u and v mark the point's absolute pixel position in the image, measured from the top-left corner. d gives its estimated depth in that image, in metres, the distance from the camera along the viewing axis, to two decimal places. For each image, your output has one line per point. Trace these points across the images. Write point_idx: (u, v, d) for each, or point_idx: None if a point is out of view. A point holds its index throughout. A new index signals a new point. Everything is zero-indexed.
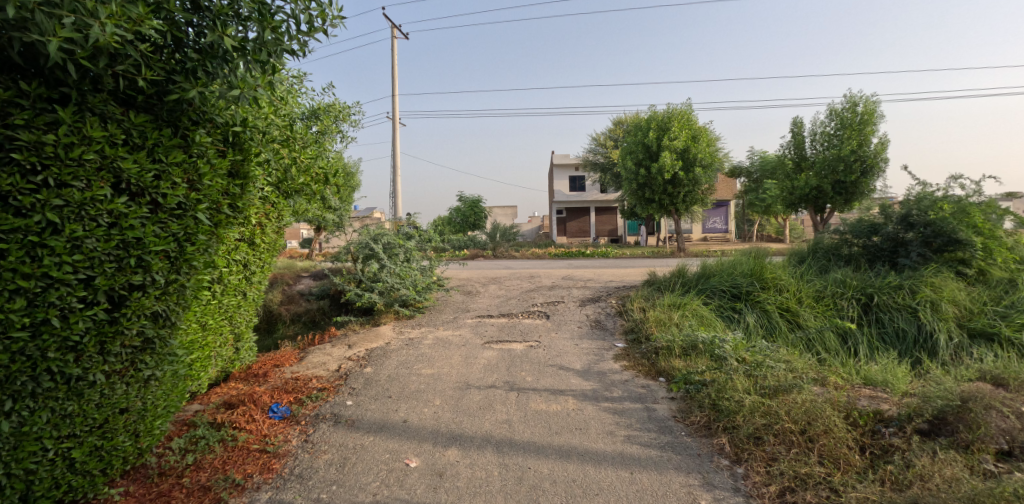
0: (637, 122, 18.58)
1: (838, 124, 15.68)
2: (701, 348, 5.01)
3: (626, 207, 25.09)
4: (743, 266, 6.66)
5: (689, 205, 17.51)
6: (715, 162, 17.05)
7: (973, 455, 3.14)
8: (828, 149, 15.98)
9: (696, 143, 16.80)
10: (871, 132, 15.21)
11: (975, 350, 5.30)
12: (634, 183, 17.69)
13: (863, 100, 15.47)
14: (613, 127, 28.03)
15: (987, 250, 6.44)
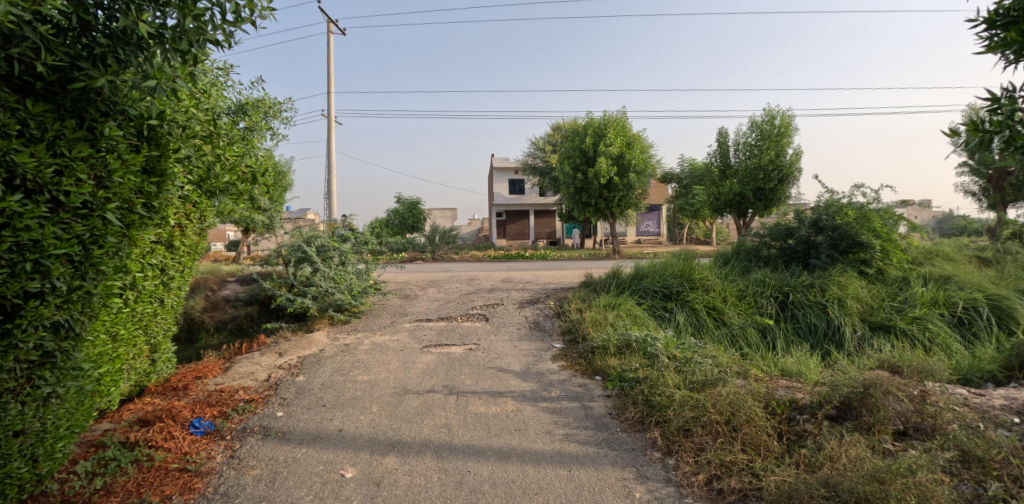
0: (575, 127, 19.03)
1: (759, 135, 16.83)
2: (635, 346, 5.20)
3: (563, 211, 25.64)
4: (674, 267, 7.01)
5: (624, 208, 18.14)
6: (648, 168, 17.74)
7: (874, 436, 3.45)
8: (750, 158, 17.09)
9: (631, 149, 17.45)
10: (787, 144, 16.47)
11: (875, 341, 5.84)
12: (571, 188, 18.09)
13: (780, 113, 16.70)
14: (552, 133, 28.43)
15: (884, 251, 7.14)
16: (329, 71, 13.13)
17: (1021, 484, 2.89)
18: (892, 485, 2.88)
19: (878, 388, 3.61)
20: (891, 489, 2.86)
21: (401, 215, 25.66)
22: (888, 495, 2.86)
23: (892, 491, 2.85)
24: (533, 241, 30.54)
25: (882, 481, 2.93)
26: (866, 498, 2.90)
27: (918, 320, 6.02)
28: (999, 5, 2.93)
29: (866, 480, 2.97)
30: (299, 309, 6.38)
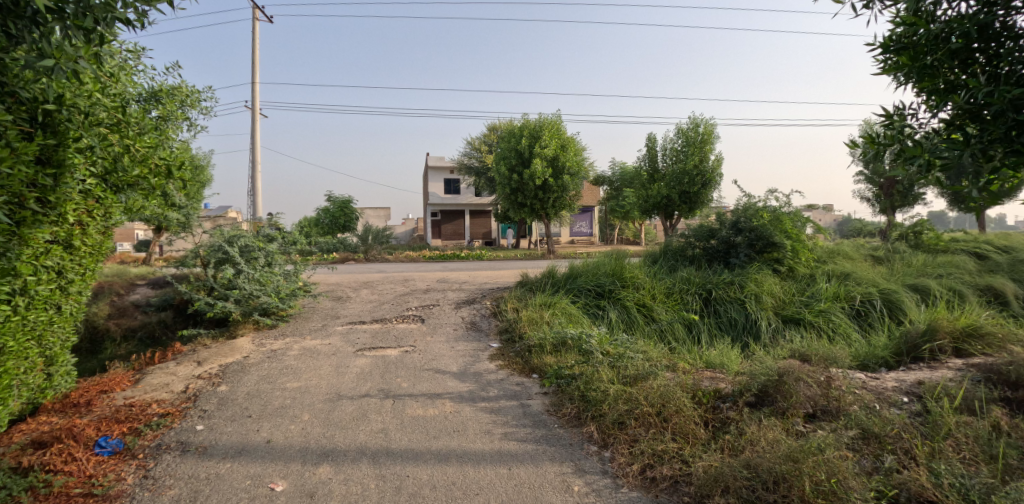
0: (510, 128, 19.19)
1: (684, 141, 17.84)
2: (570, 343, 5.34)
3: (499, 211, 25.75)
4: (606, 267, 7.27)
5: (559, 209, 18.39)
6: (581, 170, 18.17)
7: (788, 419, 3.77)
8: (676, 163, 18.04)
9: (565, 152, 17.84)
10: (709, 150, 17.56)
11: (787, 332, 6.33)
12: (507, 188, 18.19)
13: (704, 121, 17.79)
14: (488, 133, 28.39)
15: (794, 251, 7.80)
16: (255, 60, 12.31)
17: (910, 456, 3.25)
18: (805, 463, 3.15)
19: (790, 375, 3.96)
20: (804, 467, 3.11)
21: (331, 215, 24.22)
22: (801, 473, 3.10)
23: (804, 468, 3.11)
24: (467, 240, 30.37)
25: (796, 460, 3.18)
26: (782, 476, 3.14)
27: (823, 313, 6.59)
28: (892, 32, 3.31)
29: (782, 460, 3.22)
30: (219, 314, 5.97)
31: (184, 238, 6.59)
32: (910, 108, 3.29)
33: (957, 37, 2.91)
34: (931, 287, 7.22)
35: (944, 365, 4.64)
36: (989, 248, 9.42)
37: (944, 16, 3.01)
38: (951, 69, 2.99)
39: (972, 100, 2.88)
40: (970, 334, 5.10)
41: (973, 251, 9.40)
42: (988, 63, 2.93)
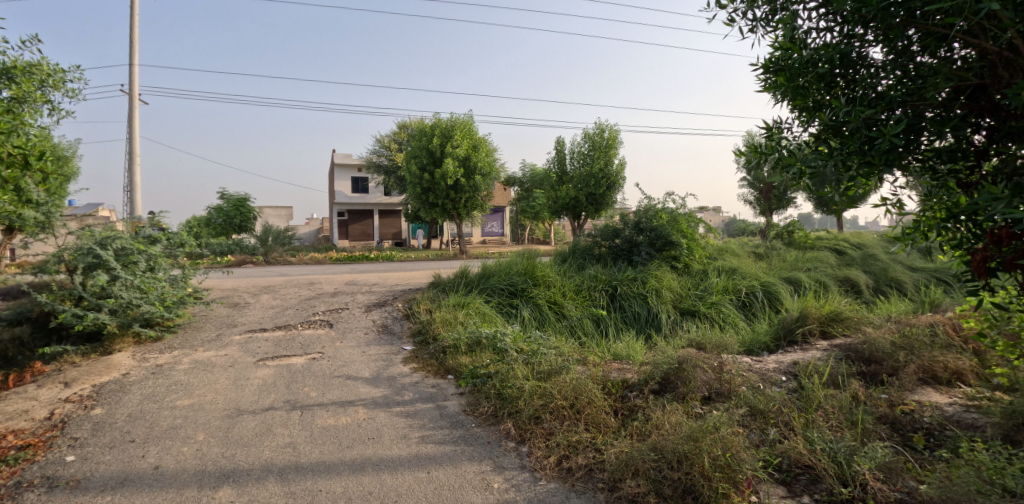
0: (421, 125, 18.43)
1: (590, 145, 18.57)
2: (485, 343, 5.38)
3: (409, 211, 25.11)
4: (517, 266, 7.46)
5: (470, 209, 18.42)
6: (492, 171, 18.20)
7: (688, 403, 4.10)
8: (583, 166, 18.75)
9: (476, 152, 17.71)
10: (613, 154, 18.47)
11: (684, 324, 6.84)
12: (417, 188, 17.76)
13: (609, 127, 18.63)
14: (399, 130, 27.24)
15: (689, 248, 8.46)
16: (134, 38, 10.83)
17: (790, 427, 3.68)
18: (703, 441, 3.22)
19: (688, 363, 4.34)
20: (703, 445, 3.19)
21: (226, 215, 21.64)
22: (700, 451, 3.18)
23: (703, 446, 3.18)
24: (377, 241, 29.57)
25: (696, 440, 3.25)
26: (684, 455, 3.21)
27: (714, 305, 7.21)
28: (772, 56, 3.38)
29: (684, 441, 3.28)
30: (89, 327, 5.28)
31: (41, 240, 5.64)
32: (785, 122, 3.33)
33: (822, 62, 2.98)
34: (801, 280, 8.20)
35: (813, 346, 5.36)
36: (846, 246, 10.93)
37: (814, 43, 3.08)
38: (817, 89, 3.07)
39: (834, 118, 2.93)
40: (833, 319, 5.91)
41: (833, 248, 10.86)
42: (849, 87, 3.03)
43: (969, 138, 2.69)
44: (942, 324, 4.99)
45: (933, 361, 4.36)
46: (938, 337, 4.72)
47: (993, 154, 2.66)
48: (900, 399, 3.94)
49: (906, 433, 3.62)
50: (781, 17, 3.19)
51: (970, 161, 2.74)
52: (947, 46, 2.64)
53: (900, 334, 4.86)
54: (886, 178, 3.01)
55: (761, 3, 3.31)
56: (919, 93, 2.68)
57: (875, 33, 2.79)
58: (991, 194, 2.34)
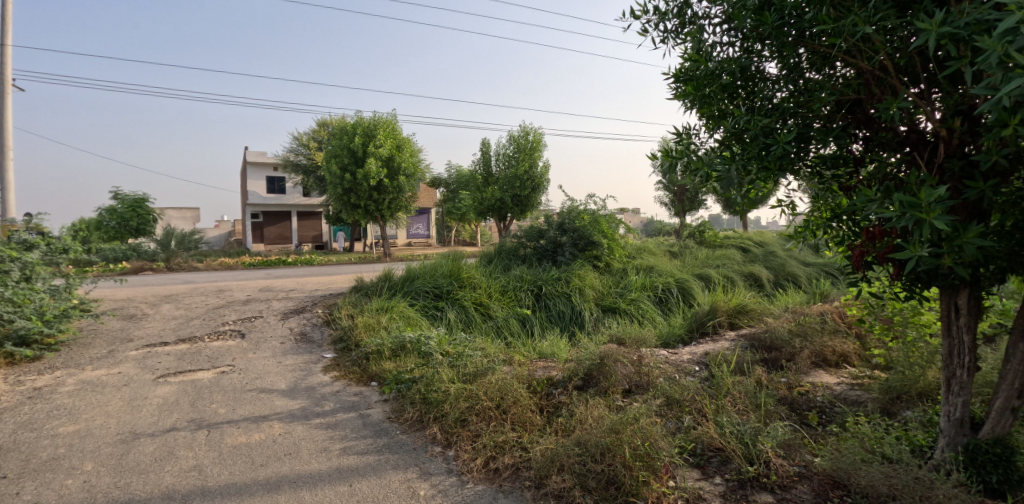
0: (342, 123, 17.76)
1: (515, 147, 18.75)
2: (409, 347, 5.27)
3: (331, 213, 24.18)
4: (442, 268, 7.43)
5: (394, 210, 17.99)
6: (416, 172, 17.93)
7: (610, 396, 4.21)
8: (508, 168, 18.90)
9: (400, 152, 17.36)
10: (537, 157, 18.78)
11: (606, 321, 7.04)
12: (337, 188, 17.10)
13: (533, 130, 18.91)
14: (318, 129, 26.11)
15: (610, 248, 8.77)
16: (6, 20, 9.65)
17: (703, 413, 3.86)
18: (625, 432, 3.27)
19: (610, 358, 4.49)
20: (624, 436, 3.23)
21: (120, 217, 19.65)
22: (622, 442, 3.22)
23: (625, 437, 3.22)
24: (295, 244, 28.24)
25: (618, 432, 3.29)
26: (607, 448, 3.23)
27: (633, 301, 7.51)
28: (682, 67, 3.51)
29: (606, 433, 3.32)
30: None
31: None
32: (694, 129, 3.46)
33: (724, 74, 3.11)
34: (711, 276, 8.74)
35: (723, 337, 5.74)
36: (750, 244, 11.80)
37: (718, 56, 3.20)
38: (720, 99, 3.20)
39: (737, 125, 3.09)
40: (739, 311, 6.37)
41: (739, 246, 11.67)
42: (749, 99, 3.19)
43: (848, 147, 2.96)
44: (830, 312, 5.52)
45: (824, 346, 4.80)
46: (827, 324, 5.21)
47: (868, 162, 2.94)
48: (797, 382, 4.30)
49: (802, 411, 3.94)
50: (689, 31, 3.34)
51: (849, 168, 3.02)
52: (831, 64, 2.87)
53: (795, 322, 5.32)
54: (782, 181, 3.23)
55: (671, 16, 3.45)
56: (807, 105, 2.90)
57: (771, 50, 2.98)
58: (866, 196, 2.58)
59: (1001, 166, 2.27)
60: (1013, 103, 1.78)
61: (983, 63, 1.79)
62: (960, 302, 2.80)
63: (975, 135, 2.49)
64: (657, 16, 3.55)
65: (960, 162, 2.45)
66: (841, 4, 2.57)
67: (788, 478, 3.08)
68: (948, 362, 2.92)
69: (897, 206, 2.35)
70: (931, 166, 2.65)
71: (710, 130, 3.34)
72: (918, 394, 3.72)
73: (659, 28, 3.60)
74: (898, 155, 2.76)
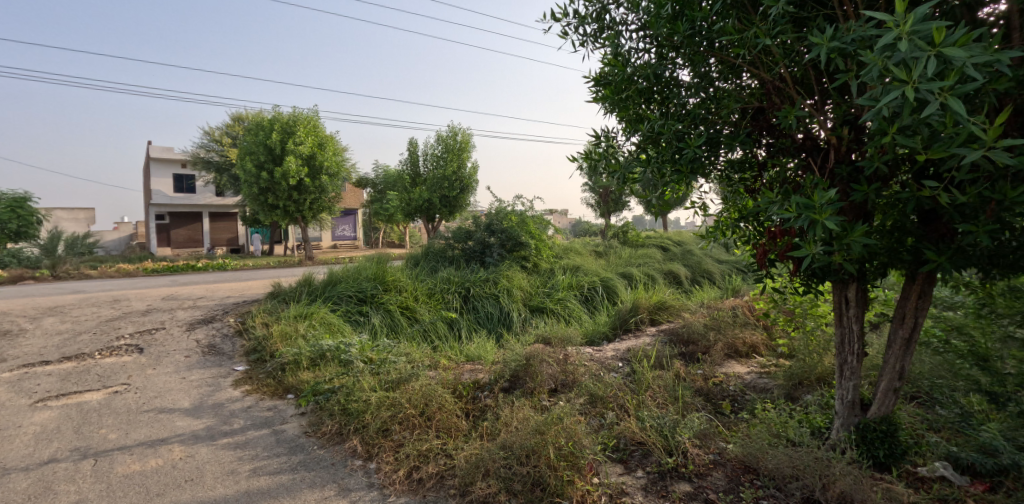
0: (258, 118, 16.89)
1: (444, 147, 18.58)
2: (329, 355, 5.09)
3: (247, 214, 22.97)
4: (367, 271, 7.32)
5: (315, 211, 17.33)
6: (340, 171, 17.38)
7: (537, 396, 4.25)
8: (437, 168, 18.68)
9: (322, 150, 16.74)
10: (466, 158, 18.73)
11: (533, 321, 7.11)
12: (253, 187, 16.21)
13: (462, 130, 18.82)
14: (231, 123, 24.63)
15: (537, 249, 8.90)
16: None
17: (624, 409, 3.97)
18: (549, 433, 3.31)
19: (535, 358, 4.56)
20: (547, 437, 3.27)
21: None
22: (546, 443, 3.26)
23: (549, 438, 3.27)
24: (208, 247, 26.50)
25: (542, 433, 3.33)
26: (532, 449, 3.25)
27: (560, 300, 7.63)
28: (601, 71, 3.59)
29: (530, 435, 3.34)
30: None
31: None
32: (612, 132, 3.54)
33: (641, 79, 3.21)
34: (634, 274, 9.07)
35: (644, 333, 5.99)
36: (670, 243, 12.35)
37: (634, 62, 3.29)
38: (637, 103, 3.31)
39: (653, 129, 3.19)
40: (659, 308, 6.65)
41: (660, 245, 12.19)
42: (664, 104, 3.31)
43: (753, 152, 3.14)
44: (741, 307, 5.89)
45: (735, 338, 5.11)
46: (738, 317, 5.56)
47: (770, 167, 3.14)
48: (712, 373, 4.54)
49: (717, 401, 4.16)
50: (607, 35, 3.42)
51: (754, 171, 3.22)
52: (737, 74, 3.04)
53: (710, 317, 5.63)
54: (695, 182, 3.38)
55: (591, 20, 3.52)
56: (716, 112, 3.06)
57: (684, 58, 3.11)
58: (768, 199, 2.75)
59: (882, 171, 2.49)
60: (891, 113, 1.95)
61: (865, 76, 1.95)
62: (849, 294, 3.06)
63: (861, 143, 2.70)
64: (576, 20, 3.62)
65: (848, 168, 2.66)
66: (745, 17, 2.72)
67: (704, 466, 3.24)
68: (840, 349, 3.19)
69: (794, 208, 2.53)
70: (823, 171, 2.86)
71: (629, 134, 3.43)
72: (816, 380, 4.04)
73: (578, 32, 3.67)
74: (796, 161, 2.96)
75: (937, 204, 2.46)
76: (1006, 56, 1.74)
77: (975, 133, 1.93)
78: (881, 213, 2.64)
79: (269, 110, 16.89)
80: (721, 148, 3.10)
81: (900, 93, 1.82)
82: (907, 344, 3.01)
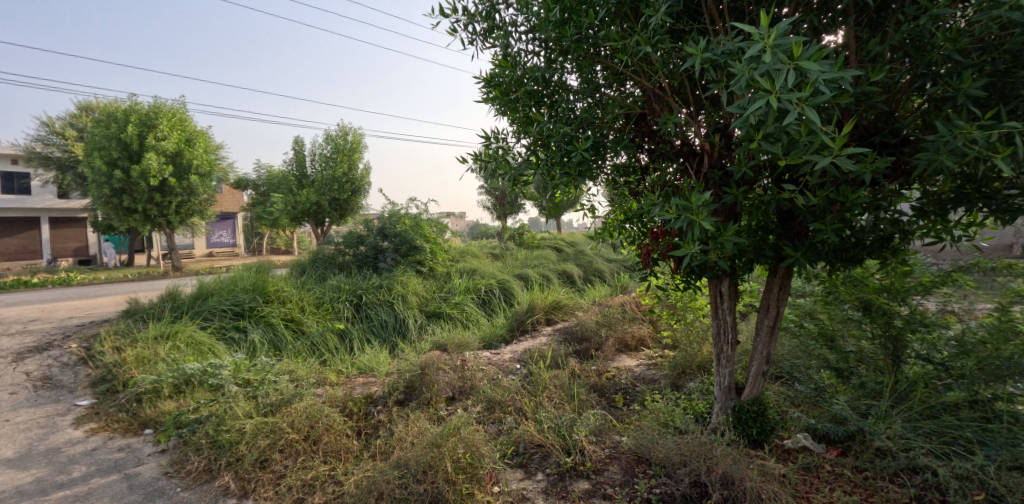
0: (109, 109, 14.97)
1: (333, 148, 17.66)
2: (195, 381, 4.60)
3: (99, 220, 20.30)
4: (244, 283, 6.83)
5: (183, 215, 15.77)
6: (213, 170, 15.97)
7: (433, 406, 4.16)
8: (325, 169, 17.77)
9: (191, 147, 15.24)
10: (357, 158, 17.99)
11: (430, 326, 6.96)
12: (105, 188, 14.36)
13: (352, 129, 18.06)
14: (77, 114, 21.65)
15: (433, 253, 8.78)
16: None
17: (522, 412, 3.99)
18: (446, 445, 3.25)
19: (431, 367, 4.46)
20: (445, 450, 3.20)
21: None
22: (443, 456, 3.19)
23: (446, 451, 3.20)
24: (50, 257, 23.07)
25: (439, 445, 3.26)
26: (429, 465, 3.15)
27: (457, 304, 7.55)
28: (490, 72, 3.57)
29: (427, 449, 3.23)
30: None
31: None
32: (502, 133, 3.52)
33: (531, 81, 3.23)
34: (530, 275, 9.23)
35: (540, 333, 6.12)
36: (564, 244, 12.77)
37: (524, 63, 3.30)
38: (527, 105, 3.33)
39: (543, 131, 3.23)
40: (553, 308, 6.83)
41: (554, 246, 12.55)
42: (553, 107, 3.35)
43: (636, 157, 3.30)
44: (629, 303, 6.22)
45: (624, 333, 5.37)
46: (626, 313, 5.86)
47: (651, 171, 3.32)
48: (605, 368, 4.72)
49: (610, 394, 4.32)
50: (497, 35, 3.41)
51: (638, 175, 3.38)
52: (621, 81, 3.16)
53: (601, 314, 5.88)
54: (583, 185, 3.47)
55: (480, 19, 3.49)
56: (601, 117, 3.17)
57: (572, 63, 3.18)
58: (651, 201, 2.89)
59: (748, 175, 2.71)
60: (757, 122, 2.11)
61: (735, 86, 2.10)
62: (723, 289, 3.31)
63: (730, 149, 2.92)
64: (465, 17, 3.57)
65: (719, 173, 2.88)
66: (628, 26, 2.84)
67: (600, 462, 3.35)
68: (716, 339, 3.44)
69: (674, 209, 2.67)
70: (699, 175, 3.07)
71: (519, 137, 3.43)
72: (696, 368, 4.35)
73: (467, 30, 3.61)
74: (674, 165, 3.15)
75: (794, 206, 2.73)
76: (848, 74, 1.95)
77: (824, 142, 2.16)
78: (748, 214, 2.88)
79: (124, 100, 15.04)
80: (607, 152, 3.22)
81: (766, 101, 1.98)
82: (772, 331, 3.31)
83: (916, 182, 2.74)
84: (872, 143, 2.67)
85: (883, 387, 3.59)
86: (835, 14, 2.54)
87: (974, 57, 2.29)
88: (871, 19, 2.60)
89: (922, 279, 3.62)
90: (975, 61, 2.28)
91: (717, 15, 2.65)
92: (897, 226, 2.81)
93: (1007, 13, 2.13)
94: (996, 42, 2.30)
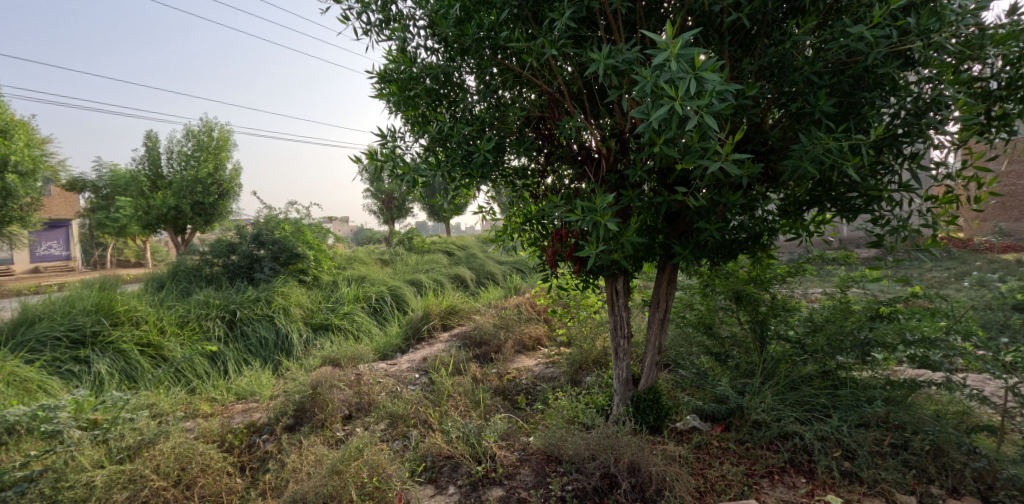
0: None
1: (195, 145, 15.95)
2: (20, 429, 3.80)
3: None
4: (84, 303, 5.84)
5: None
6: (37, 169, 13.68)
7: (328, 427, 3.86)
8: (185, 170, 15.98)
9: (8, 140, 12.90)
10: (224, 158, 16.35)
11: (316, 340, 6.48)
12: None
13: (217, 126, 16.42)
14: None
15: (317, 260, 8.22)
16: None
17: (426, 423, 3.83)
18: (347, 472, 3.02)
19: (323, 385, 4.11)
20: (347, 476, 2.98)
21: None
22: (345, 484, 2.96)
23: (348, 478, 2.97)
24: None
25: (340, 472, 3.02)
26: (330, 495, 2.92)
27: (346, 315, 7.09)
28: (385, 66, 3.35)
29: (326, 478, 2.98)
30: None
31: None
32: (398, 132, 3.33)
33: (429, 79, 3.09)
34: (422, 280, 8.97)
35: (438, 340, 5.97)
36: (455, 247, 12.66)
37: (422, 60, 3.15)
38: (424, 104, 3.18)
39: (442, 131, 3.10)
40: (449, 313, 6.71)
41: (446, 250, 12.39)
42: (451, 106, 3.23)
43: (535, 159, 3.30)
44: (525, 304, 6.28)
45: (522, 334, 5.41)
46: (523, 314, 5.91)
47: (549, 174, 3.33)
48: (505, 370, 4.71)
49: (512, 396, 4.31)
50: (394, 28, 3.22)
51: (536, 178, 3.37)
52: (519, 85, 3.13)
53: (498, 316, 5.88)
54: (482, 187, 3.40)
55: (375, 9, 3.28)
56: (501, 118, 3.11)
57: (471, 63, 3.09)
58: (553, 203, 2.90)
59: (643, 179, 2.82)
60: (659, 126, 2.18)
61: (639, 91, 2.15)
62: (618, 286, 3.43)
63: (625, 154, 3.02)
64: (358, 6, 3.33)
65: (615, 176, 2.96)
66: (529, 29, 2.81)
67: (511, 466, 3.29)
68: (613, 334, 3.55)
69: (578, 211, 2.69)
70: (596, 179, 3.13)
71: (417, 136, 3.26)
72: (592, 363, 4.47)
73: (360, 19, 3.37)
74: (572, 168, 3.19)
75: (683, 207, 2.88)
76: (736, 87, 2.09)
77: (714, 149, 2.29)
78: (641, 216, 2.99)
79: None
80: (507, 154, 3.18)
81: (670, 107, 2.04)
82: (663, 322, 3.49)
83: (780, 184, 3.03)
84: (746, 151, 2.90)
85: (753, 367, 3.95)
86: (714, 34, 2.73)
87: (827, 79, 2.58)
88: (743, 41, 2.84)
89: (782, 270, 4.05)
90: (828, 81, 2.58)
91: (614, 26, 2.72)
92: (765, 224, 3.09)
93: (853, 42, 2.43)
94: (842, 67, 2.62)
